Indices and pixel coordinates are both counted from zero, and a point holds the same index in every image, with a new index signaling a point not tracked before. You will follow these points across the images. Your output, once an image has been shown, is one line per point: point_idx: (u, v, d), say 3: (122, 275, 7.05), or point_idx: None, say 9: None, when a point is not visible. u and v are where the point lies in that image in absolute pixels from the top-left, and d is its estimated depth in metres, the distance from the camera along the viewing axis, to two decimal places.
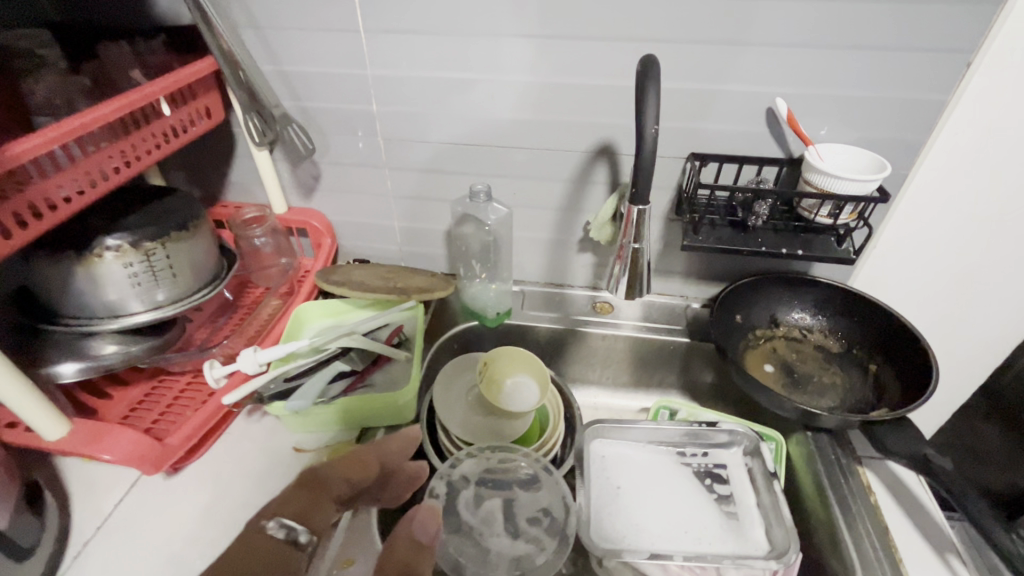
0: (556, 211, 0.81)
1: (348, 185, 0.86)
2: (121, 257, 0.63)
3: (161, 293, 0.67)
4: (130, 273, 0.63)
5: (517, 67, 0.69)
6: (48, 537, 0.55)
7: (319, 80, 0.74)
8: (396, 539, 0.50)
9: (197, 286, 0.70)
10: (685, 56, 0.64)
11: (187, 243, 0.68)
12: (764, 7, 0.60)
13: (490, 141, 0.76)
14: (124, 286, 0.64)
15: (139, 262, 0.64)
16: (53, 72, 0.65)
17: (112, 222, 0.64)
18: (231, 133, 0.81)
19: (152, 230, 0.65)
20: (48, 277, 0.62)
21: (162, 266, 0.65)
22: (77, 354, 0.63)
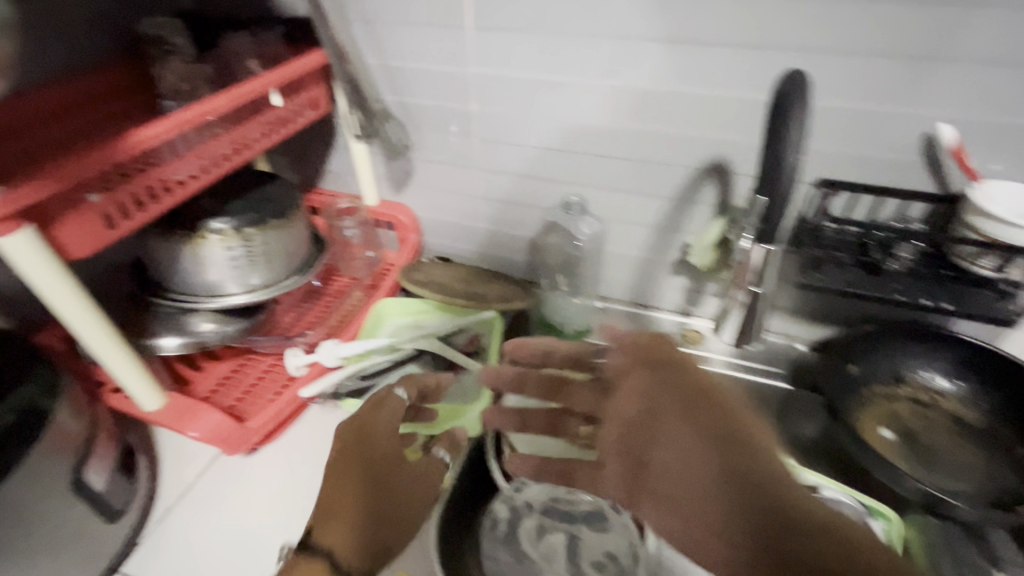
0: (652, 228, 0.75)
1: (438, 183, 0.84)
2: (224, 241, 0.65)
3: (256, 278, 0.68)
4: (230, 257, 0.65)
5: (629, 71, 0.64)
6: (136, 501, 0.58)
7: (421, 76, 0.73)
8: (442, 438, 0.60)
9: (289, 272, 0.71)
10: (828, 68, 0.56)
11: (283, 231, 0.69)
12: (975, 15, 0.50)
13: (589, 149, 0.71)
14: (224, 268, 0.66)
15: (239, 247, 0.65)
16: (181, 58, 0.68)
17: (218, 206, 0.67)
18: (333, 124, 0.82)
19: (253, 215, 0.66)
20: (160, 254, 0.66)
21: (259, 252, 0.67)
22: (177, 329, 0.66)
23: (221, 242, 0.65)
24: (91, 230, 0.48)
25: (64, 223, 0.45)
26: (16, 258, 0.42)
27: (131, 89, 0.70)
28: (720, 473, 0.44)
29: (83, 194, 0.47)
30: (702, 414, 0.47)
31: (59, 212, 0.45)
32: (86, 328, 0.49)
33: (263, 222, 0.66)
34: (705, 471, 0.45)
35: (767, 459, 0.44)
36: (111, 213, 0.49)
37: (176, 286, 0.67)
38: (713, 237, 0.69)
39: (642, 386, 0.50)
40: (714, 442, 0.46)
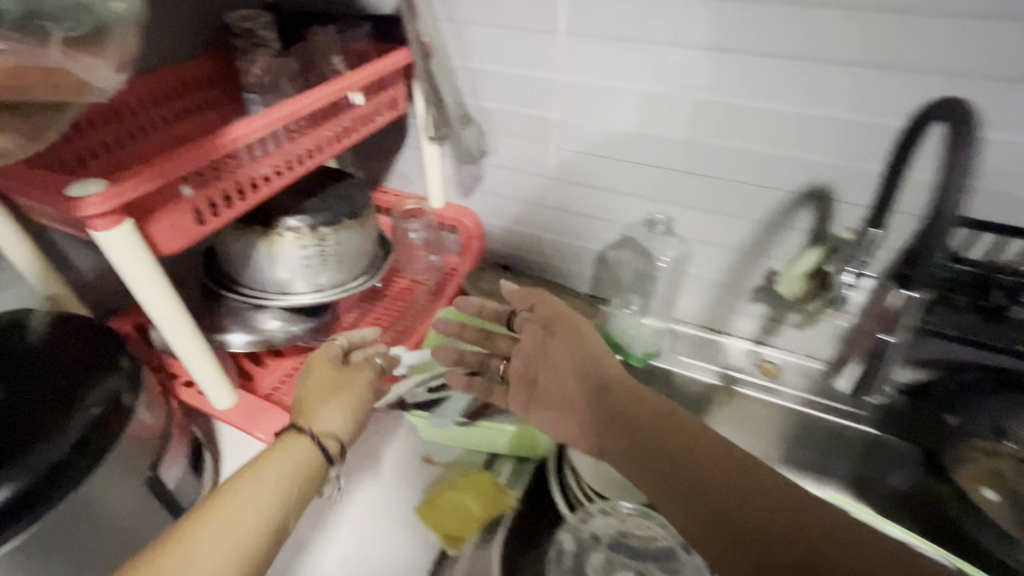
0: (736, 251, 0.71)
1: (507, 190, 0.82)
2: (298, 239, 0.63)
3: (326, 278, 0.67)
4: (303, 255, 0.64)
5: (731, 87, 0.60)
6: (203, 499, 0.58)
7: (504, 79, 0.70)
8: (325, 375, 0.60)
9: (357, 273, 0.70)
10: (964, 95, 0.51)
11: (355, 232, 0.67)
12: None
13: (676, 165, 0.68)
14: (296, 266, 0.65)
15: (312, 246, 0.64)
16: (267, 53, 0.67)
17: (293, 202, 0.66)
18: (406, 123, 0.81)
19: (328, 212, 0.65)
20: (233, 247, 0.65)
21: (331, 252, 0.65)
22: (246, 325, 0.66)
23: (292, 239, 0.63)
24: (182, 225, 0.47)
25: (157, 217, 0.44)
26: (113, 254, 0.41)
27: (215, 80, 0.70)
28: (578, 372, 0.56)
29: (179, 188, 0.46)
30: (610, 371, 0.55)
31: (155, 206, 0.44)
32: (170, 326, 0.48)
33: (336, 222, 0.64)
34: (618, 404, 0.52)
35: (605, 363, 0.56)
36: (201, 208, 0.48)
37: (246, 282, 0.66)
38: (808, 266, 0.64)
39: (563, 344, 0.59)
40: (574, 363, 0.57)
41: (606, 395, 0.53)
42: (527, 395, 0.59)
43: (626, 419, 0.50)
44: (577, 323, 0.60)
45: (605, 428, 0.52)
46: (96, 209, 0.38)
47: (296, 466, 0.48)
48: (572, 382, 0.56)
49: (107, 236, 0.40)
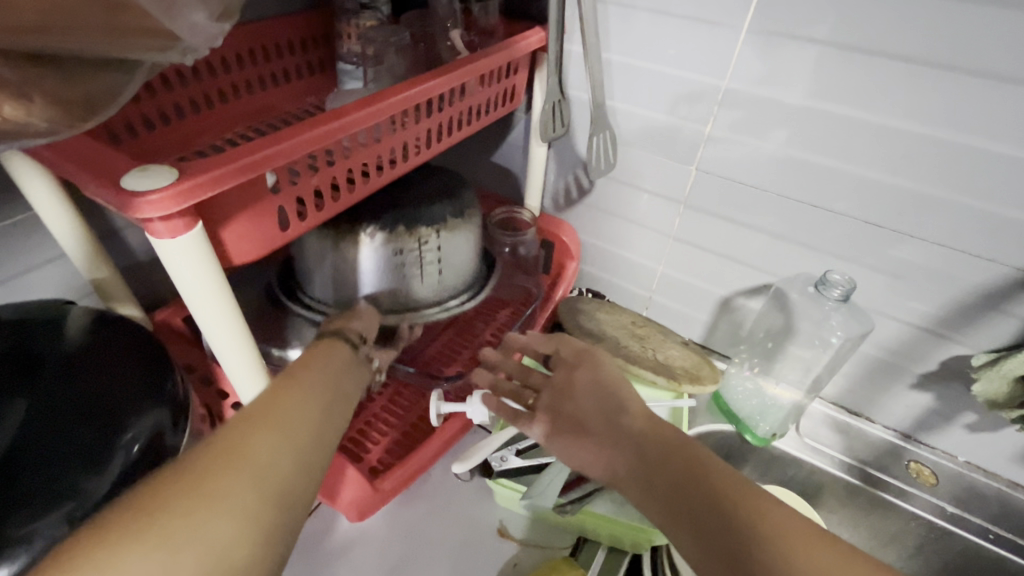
0: (909, 328, 0.57)
1: (620, 209, 0.69)
2: (394, 241, 0.53)
3: (422, 292, 0.57)
4: (399, 263, 0.54)
5: (970, 126, 0.46)
6: None
7: (651, 81, 0.58)
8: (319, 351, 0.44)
9: (454, 287, 0.60)
10: None
11: (457, 233, 0.57)
12: None
13: (857, 214, 0.54)
14: (390, 277, 0.55)
15: (410, 251, 0.54)
16: (374, 17, 0.56)
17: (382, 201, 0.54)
18: (514, 118, 0.69)
19: (429, 210, 0.54)
20: (316, 259, 0.54)
21: (430, 259, 0.55)
22: None
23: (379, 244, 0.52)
24: (261, 230, 0.36)
25: (233, 220, 0.34)
26: (172, 269, 0.31)
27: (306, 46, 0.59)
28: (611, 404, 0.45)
29: (265, 186, 0.35)
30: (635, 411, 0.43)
31: (232, 208, 0.33)
32: (229, 354, 0.38)
33: (439, 221, 0.54)
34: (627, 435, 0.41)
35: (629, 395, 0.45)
36: (286, 208, 0.38)
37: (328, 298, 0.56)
38: None
39: (589, 378, 0.47)
40: (605, 396, 0.45)
41: (626, 426, 0.42)
42: (545, 417, 0.47)
43: (645, 459, 0.40)
44: (603, 359, 0.50)
45: (622, 458, 0.41)
46: (163, 211, 0.28)
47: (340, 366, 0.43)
48: (588, 410, 0.45)
49: (169, 246, 0.30)
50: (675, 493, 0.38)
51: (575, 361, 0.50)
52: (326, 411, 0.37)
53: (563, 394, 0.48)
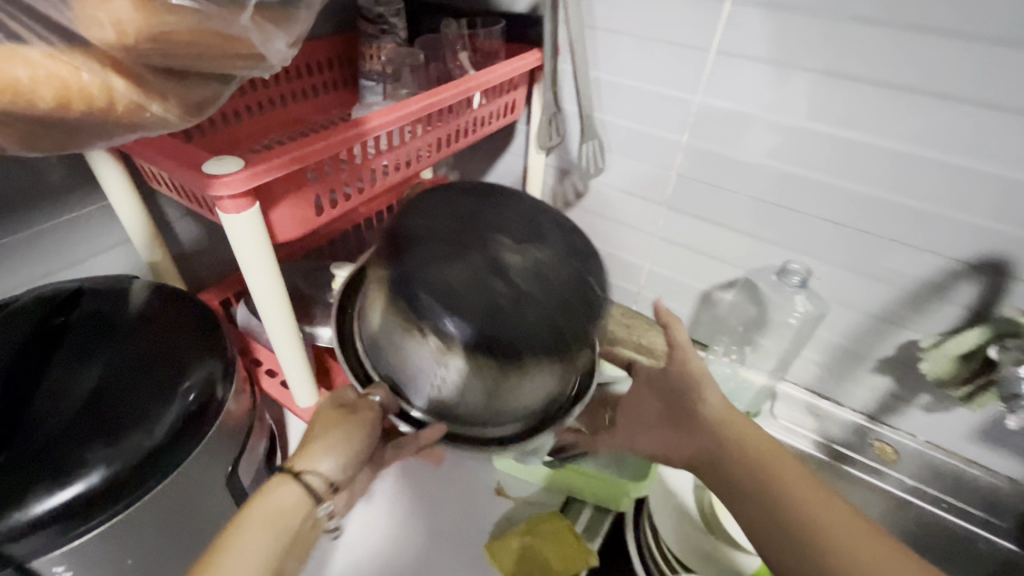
0: (866, 316, 0.64)
1: (609, 211, 0.77)
2: (440, 352, 0.42)
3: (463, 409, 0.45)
4: (442, 374, 0.43)
5: (903, 134, 0.53)
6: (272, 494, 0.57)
7: (635, 96, 0.66)
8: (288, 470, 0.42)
9: (507, 421, 0.46)
10: None
11: (538, 376, 0.44)
12: None
13: (815, 212, 0.61)
14: (431, 385, 0.45)
15: (458, 369, 0.43)
16: (393, 41, 0.64)
17: (456, 287, 0.40)
18: (515, 130, 0.77)
19: (507, 326, 0.40)
20: (375, 302, 0.45)
21: (481, 386, 0.43)
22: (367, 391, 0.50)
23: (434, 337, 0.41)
24: (302, 213, 0.44)
25: (280, 203, 0.42)
26: (233, 240, 0.39)
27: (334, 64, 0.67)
28: (704, 404, 0.47)
29: (306, 178, 0.43)
30: (695, 398, 0.48)
31: (280, 193, 0.41)
32: (271, 317, 0.45)
33: (513, 358, 0.41)
34: (695, 423, 0.47)
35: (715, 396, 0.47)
36: (320, 196, 0.46)
37: (377, 360, 0.47)
38: (965, 347, 0.55)
39: (677, 377, 0.50)
40: (698, 397, 0.48)
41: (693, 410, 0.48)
42: (627, 419, 0.55)
43: (720, 432, 0.45)
44: (699, 359, 0.50)
45: (701, 443, 0.46)
46: (231, 190, 0.36)
47: (287, 515, 0.41)
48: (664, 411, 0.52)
49: (234, 220, 0.37)
50: (757, 449, 0.43)
51: (676, 356, 0.50)
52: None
53: (670, 390, 0.51)
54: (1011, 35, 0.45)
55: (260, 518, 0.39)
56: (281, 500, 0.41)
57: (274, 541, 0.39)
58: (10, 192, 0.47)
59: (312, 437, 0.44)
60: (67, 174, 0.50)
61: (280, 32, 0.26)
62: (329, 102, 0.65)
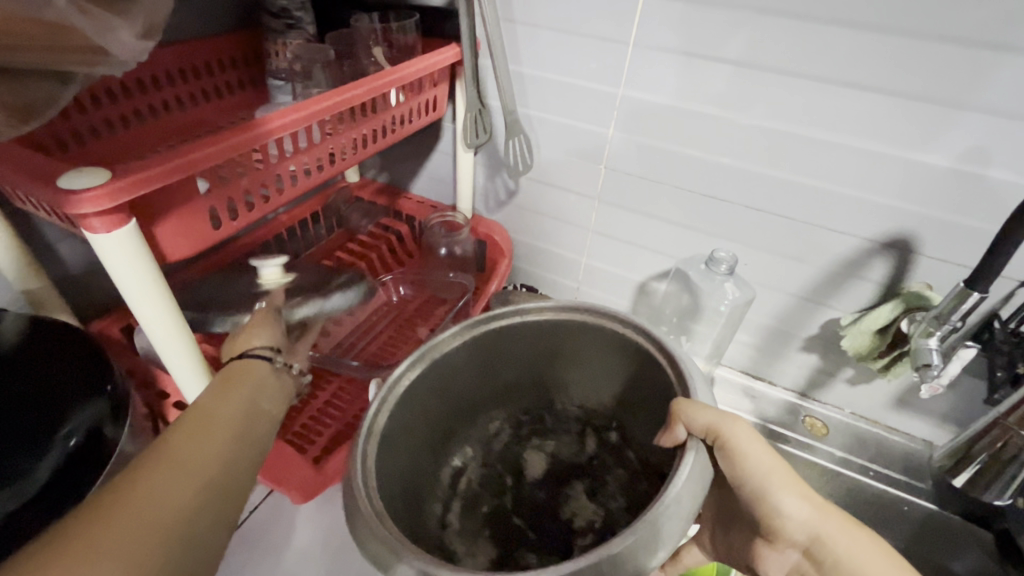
0: (791, 298, 0.66)
1: (544, 208, 0.76)
2: None
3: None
4: None
5: (811, 119, 0.55)
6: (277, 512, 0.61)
7: (557, 89, 0.65)
8: (234, 370, 0.45)
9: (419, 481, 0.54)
10: None
11: (537, 466, 0.66)
12: None
13: (739, 199, 0.63)
14: None
15: None
16: (301, 36, 0.60)
17: (587, 465, 0.65)
18: (441, 127, 0.74)
19: (552, 518, 0.62)
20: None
21: None
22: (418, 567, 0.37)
23: (471, 559, 0.59)
24: (195, 227, 0.40)
25: (166, 218, 0.37)
26: (108, 261, 0.34)
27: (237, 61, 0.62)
28: (786, 517, 0.45)
29: (193, 185, 0.39)
30: (764, 512, 0.46)
31: (164, 207, 0.37)
32: (167, 342, 0.41)
33: None
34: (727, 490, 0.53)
35: (786, 507, 0.45)
36: (217, 207, 0.41)
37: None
38: (882, 322, 0.58)
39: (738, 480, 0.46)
40: (770, 508, 0.46)
41: (767, 528, 0.47)
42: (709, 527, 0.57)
43: (806, 547, 0.46)
44: (746, 458, 0.44)
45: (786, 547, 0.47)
46: (96, 206, 0.31)
47: (259, 379, 0.45)
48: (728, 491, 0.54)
49: (106, 239, 0.33)
50: None
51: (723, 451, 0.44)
52: (255, 415, 0.42)
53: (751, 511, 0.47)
54: (901, 22, 0.48)
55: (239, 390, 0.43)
56: (244, 385, 0.44)
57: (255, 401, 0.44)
58: None
59: (245, 368, 0.46)
60: None
61: (121, 24, 0.28)
62: (233, 103, 0.60)
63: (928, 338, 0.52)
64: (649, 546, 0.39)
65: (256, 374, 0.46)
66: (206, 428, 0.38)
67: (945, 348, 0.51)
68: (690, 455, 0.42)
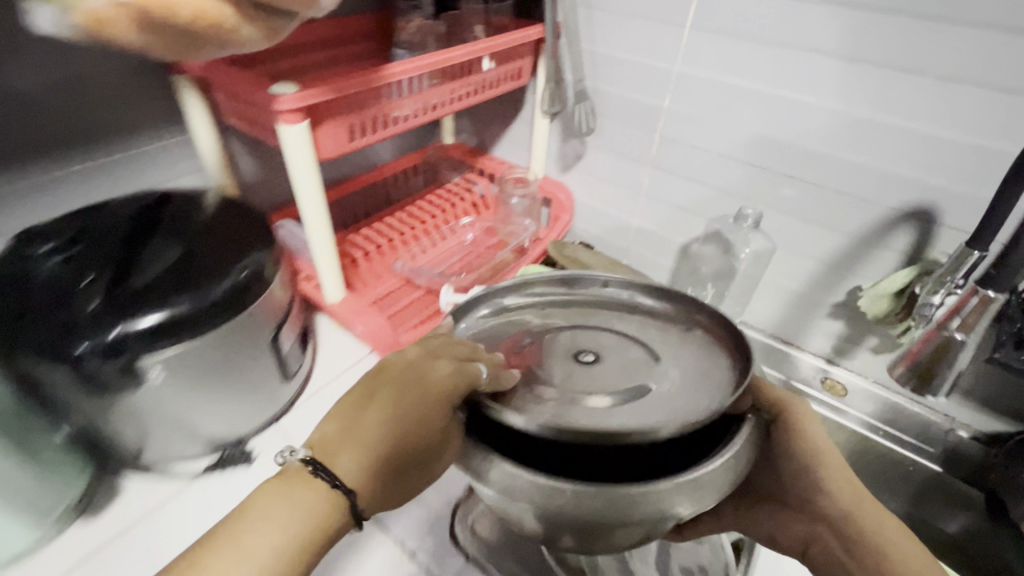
0: (819, 263, 0.72)
1: (604, 172, 0.87)
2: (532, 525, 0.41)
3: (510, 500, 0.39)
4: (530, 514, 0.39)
5: (843, 94, 0.62)
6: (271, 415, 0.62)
7: (622, 65, 0.77)
8: (295, 480, 0.41)
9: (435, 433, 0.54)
10: None
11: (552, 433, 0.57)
12: None
13: (775, 167, 0.70)
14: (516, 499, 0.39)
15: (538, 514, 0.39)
16: (422, 15, 0.77)
17: None
18: (524, 97, 0.89)
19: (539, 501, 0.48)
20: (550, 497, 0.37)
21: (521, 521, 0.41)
22: (490, 474, 0.39)
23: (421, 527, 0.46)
24: (340, 136, 0.57)
25: (323, 125, 0.55)
26: (287, 146, 0.52)
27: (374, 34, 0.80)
28: (829, 499, 0.53)
29: (341, 106, 0.56)
30: (808, 489, 0.54)
31: (322, 117, 0.54)
32: (312, 215, 0.58)
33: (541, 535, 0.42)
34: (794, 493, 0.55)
35: (829, 487, 0.53)
36: (355, 125, 0.58)
37: (509, 488, 0.38)
38: (896, 286, 0.64)
39: (794, 455, 0.55)
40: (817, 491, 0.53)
41: (803, 504, 0.54)
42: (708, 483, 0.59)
43: (836, 529, 0.51)
44: (804, 432, 0.54)
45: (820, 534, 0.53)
46: (287, 105, 0.49)
47: (312, 496, 0.40)
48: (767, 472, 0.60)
49: (289, 129, 0.51)
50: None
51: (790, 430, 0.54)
52: (319, 511, 0.40)
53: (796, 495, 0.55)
54: (924, 9, 0.54)
55: (282, 503, 0.39)
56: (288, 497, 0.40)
57: (290, 523, 0.39)
58: (110, 118, 0.62)
59: (302, 479, 0.40)
60: (162, 109, 0.65)
61: None
62: None
63: (933, 294, 0.57)
64: (691, 488, 0.39)
65: (308, 495, 0.40)
66: (245, 534, 0.38)
67: (946, 300, 0.56)
68: (744, 430, 0.43)
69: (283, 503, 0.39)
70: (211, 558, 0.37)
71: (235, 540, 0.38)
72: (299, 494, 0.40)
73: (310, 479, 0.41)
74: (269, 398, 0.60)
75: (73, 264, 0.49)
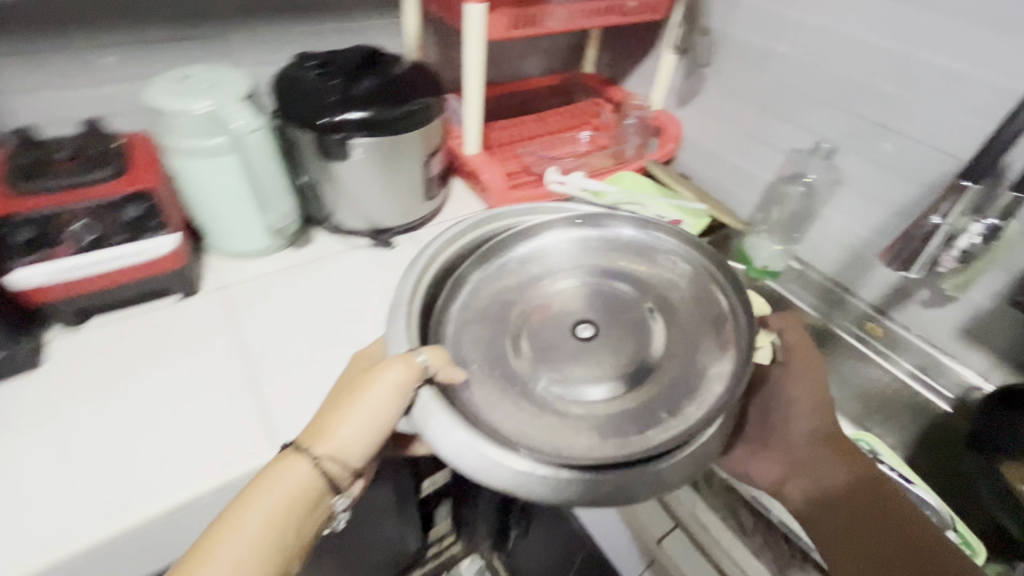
0: (887, 211, 0.79)
1: (714, 109, 0.99)
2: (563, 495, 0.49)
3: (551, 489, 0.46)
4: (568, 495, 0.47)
5: (939, 48, 0.68)
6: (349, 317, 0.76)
7: (749, 9, 0.87)
8: (282, 474, 0.48)
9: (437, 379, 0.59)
10: None
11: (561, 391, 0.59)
12: None
13: (865, 115, 0.78)
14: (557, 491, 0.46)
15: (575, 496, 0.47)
16: None
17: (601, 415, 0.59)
18: (660, 34, 1.02)
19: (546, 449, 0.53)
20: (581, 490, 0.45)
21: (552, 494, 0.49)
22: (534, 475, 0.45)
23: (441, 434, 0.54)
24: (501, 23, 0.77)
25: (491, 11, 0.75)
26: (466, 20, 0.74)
27: None
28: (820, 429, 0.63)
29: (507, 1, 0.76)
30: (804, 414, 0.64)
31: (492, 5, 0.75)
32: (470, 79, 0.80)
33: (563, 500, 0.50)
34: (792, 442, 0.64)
35: (822, 411, 0.64)
36: (513, 18, 0.78)
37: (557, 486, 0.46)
38: None
39: (797, 382, 0.65)
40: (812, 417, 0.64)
41: (790, 430, 0.64)
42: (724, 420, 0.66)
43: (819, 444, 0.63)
44: (811, 364, 0.66)
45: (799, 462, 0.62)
46: None
47: (296, 484, 0.48)
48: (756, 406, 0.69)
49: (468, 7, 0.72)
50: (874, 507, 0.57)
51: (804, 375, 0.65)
52: (301, 493, 0.48)
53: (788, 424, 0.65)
54: None
55: (266, 486, 0.47)
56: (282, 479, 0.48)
57: (284, 504, 0.47)
58: None
59: (287, 470, 0.48)
60: None
61: None
62: None
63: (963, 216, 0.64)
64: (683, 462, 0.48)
65: (291, 482, 0.48)
66: (247, 507, 0.46)
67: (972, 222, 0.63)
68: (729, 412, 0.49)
69: (273, 485, 0.47)
70: (218, 529, 0.45)
71: (234, 514, 0.46)
72: (292, 478, 0.48)
73: (293, 469, 0.48)
74: (415, 206, 0.85)
75: (323, 73, 0.76)
